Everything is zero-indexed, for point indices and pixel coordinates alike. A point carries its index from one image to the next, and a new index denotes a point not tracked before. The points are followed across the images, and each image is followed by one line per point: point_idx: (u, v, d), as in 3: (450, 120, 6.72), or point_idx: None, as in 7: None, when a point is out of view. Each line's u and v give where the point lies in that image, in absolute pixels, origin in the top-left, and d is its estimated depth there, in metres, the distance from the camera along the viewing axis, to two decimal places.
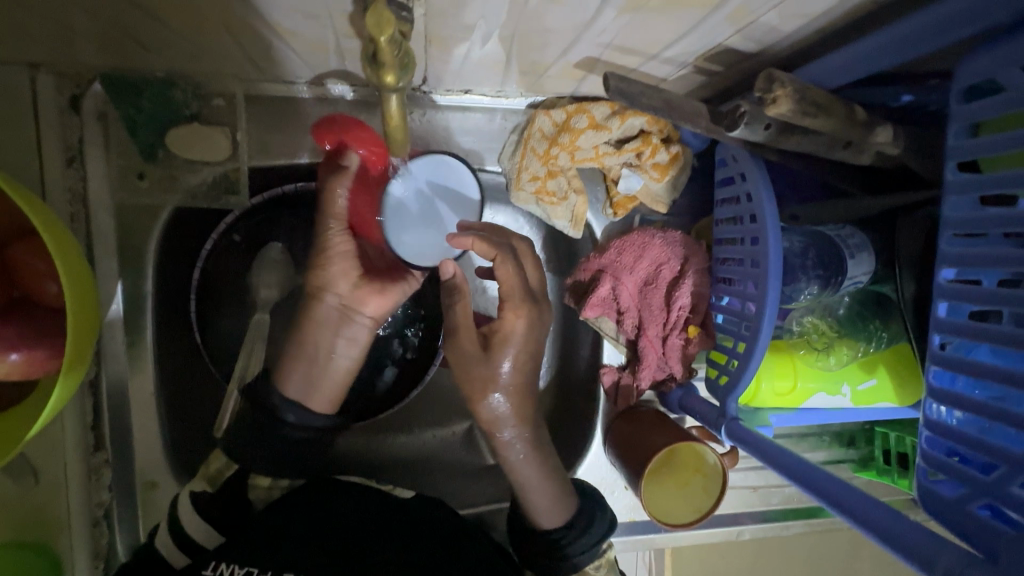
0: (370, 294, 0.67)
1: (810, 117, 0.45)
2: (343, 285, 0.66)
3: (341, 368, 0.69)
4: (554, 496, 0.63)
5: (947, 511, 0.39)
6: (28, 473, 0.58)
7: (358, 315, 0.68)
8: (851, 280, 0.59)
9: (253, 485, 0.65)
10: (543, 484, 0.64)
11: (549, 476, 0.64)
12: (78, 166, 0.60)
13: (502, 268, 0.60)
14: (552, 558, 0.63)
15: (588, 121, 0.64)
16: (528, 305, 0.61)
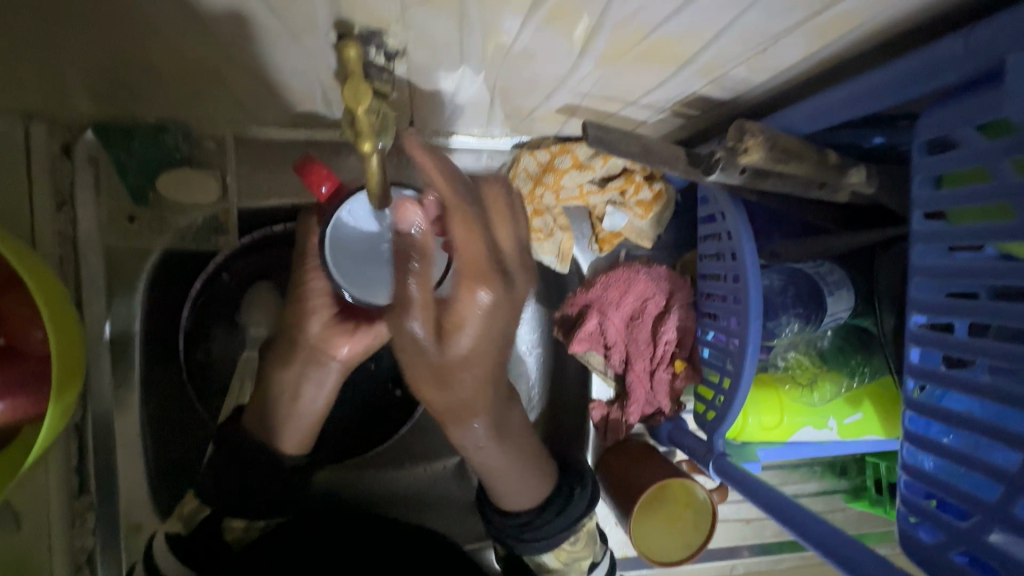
0: (340, 336, 0.60)
1: (782, 163, 0.46)
2: (313, 324, 0.59)
3: (310, 411, 0.61)
4: (525, 478, 0.62)
5: (927, 558, 0.39)
6: (8, 519, 0.57)
7: (328, 359, 0.61)
8: (831, 317, 0.61)
9: (227, 527, 0.60)
10: (516, 471, 0.61)
11: (522, 462, 0.61)
12: (68, 211, 0.60)
13: (459, 222, 0.44)
14: (517, 537, 0.62)
15: (572, 161, 0.66)
16: (496, 278, 0.43)
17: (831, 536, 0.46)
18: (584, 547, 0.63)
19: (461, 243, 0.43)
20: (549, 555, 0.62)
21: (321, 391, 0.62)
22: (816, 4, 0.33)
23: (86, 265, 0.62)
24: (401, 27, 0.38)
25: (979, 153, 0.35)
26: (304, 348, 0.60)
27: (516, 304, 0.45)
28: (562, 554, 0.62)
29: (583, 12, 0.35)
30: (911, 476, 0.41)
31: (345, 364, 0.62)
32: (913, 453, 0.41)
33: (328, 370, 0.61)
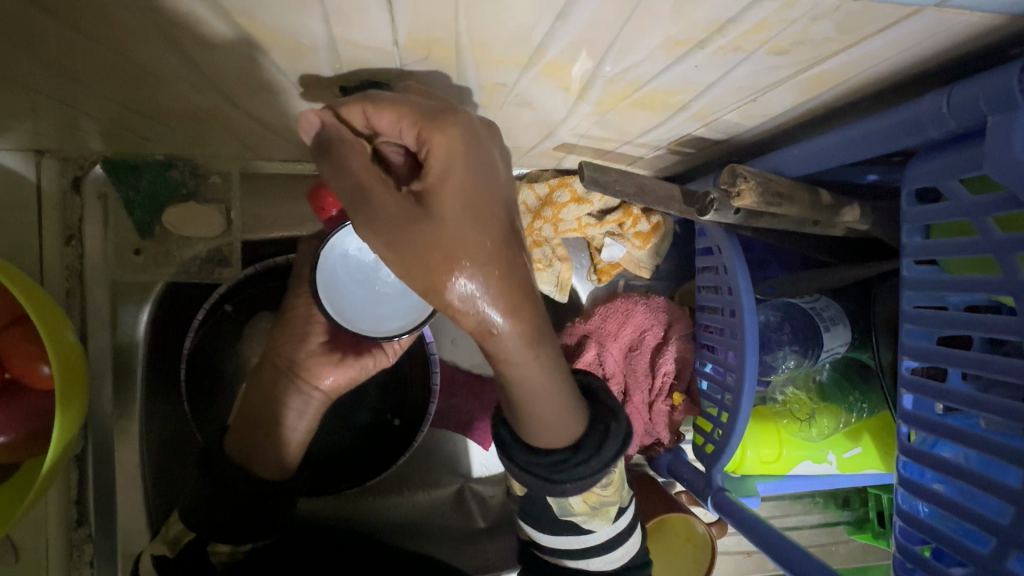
0: (326, 367, 0.61)
1: (776, 205, 0.47)
2: (297, 351, 0.61)
3: (296, 440, 0.61)
4: (564, 408, 0.48)
5: None
6: (8, 552, 0.59)
7: (311, 386, 0.61)
8: (828, 352, 0.60)
9: (212, 552, 0.55)
10: (551, 387, 0.46)
11: (558, 386, 0.47)
12: (76, 244, 0.61)
13: (382, 116, 0.37)
14: (547, 478, 0.50)
15: (570, 195, 0.67)
16: (436, 116, 0.37)
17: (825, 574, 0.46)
18: (613, 491, 0.54)
19: (378, 117, 0.37)
20: (578, 496, 0.52)
21: (303, 419, 0.61)
22: (804, 62, 0.34)
23: (92, 300, 0.62)
24: (400, 76, 0.39)
25: (963, 208, 0.36)
26: (297, 377, 0.60)
27: (477, 129, 0.38)
28: (590, 496, 0.52)
29: (576, 65, 0.36)
30: (906, 523, 0.41)
31: (328, 394, 0.62)
32: (909, 498, 0.41)
33: (307, 398, 0.61)
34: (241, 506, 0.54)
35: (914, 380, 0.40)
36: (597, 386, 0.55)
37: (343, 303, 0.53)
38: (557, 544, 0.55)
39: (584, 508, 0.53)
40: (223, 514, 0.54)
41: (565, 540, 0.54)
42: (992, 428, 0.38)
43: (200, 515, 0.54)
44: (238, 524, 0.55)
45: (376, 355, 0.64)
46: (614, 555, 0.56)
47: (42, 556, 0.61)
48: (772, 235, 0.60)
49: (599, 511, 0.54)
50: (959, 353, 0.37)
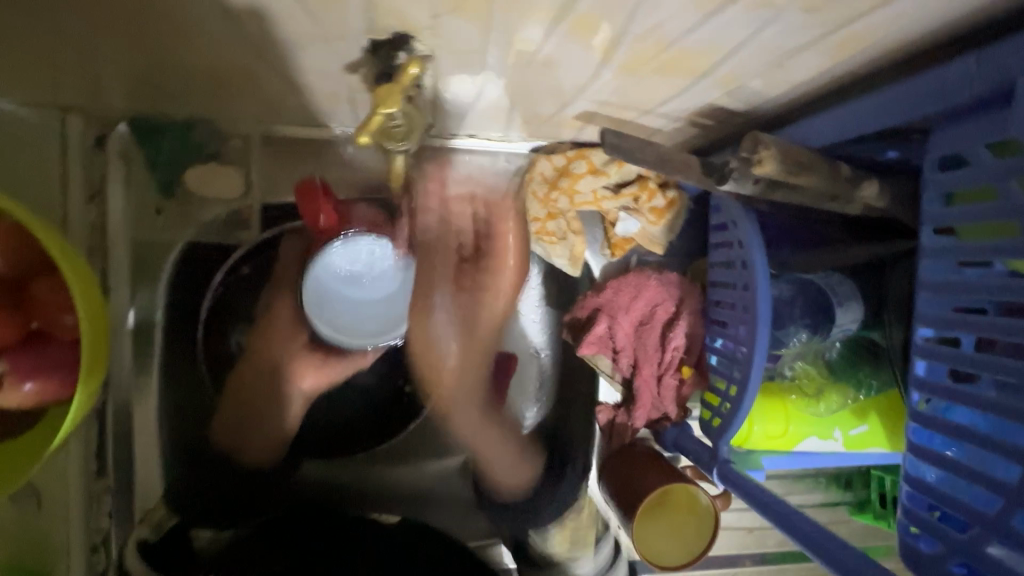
0: (308, 369, 0.69)
1: (794, 175, 0.48)
2: (292, 343, 0.69)
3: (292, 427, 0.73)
4: (514, 458, 0.78)
5: (926, 568, 0.40)
6: (31, 498, 0.60)
7: (296, 380, 0.70)
8: (840, 327, 0.61)
9: (192, 537, 0.70)
10: (496, 440, 0.78)
11: (503, 439, 0.78)
12: (98, 204, 0.62)
13: None
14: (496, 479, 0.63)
15: (587, 166, 0.67)
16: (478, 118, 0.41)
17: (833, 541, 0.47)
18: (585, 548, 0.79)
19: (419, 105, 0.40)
20: (556, 534, 0.79)
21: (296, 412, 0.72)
22: (834, 21, 0.34)
23: (114, 258, 0.64)
24: (429, 32, 0.40)
25: (987, 173, 0.36)
26: (285, 373, 0.70)
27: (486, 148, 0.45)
28: (565, 533, 0.79)
29: (604, 24, 0.37)
30: (914, 487, 0.42)
31: (311, 392, 0.72)
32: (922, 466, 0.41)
33: (294, 396, 0.71)
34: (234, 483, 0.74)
35: (929, 350, 0.41)
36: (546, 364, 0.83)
37: (340, 300, 0.66)
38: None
39: (565, 546, 0.79)
40: (210, 491, 0.73)
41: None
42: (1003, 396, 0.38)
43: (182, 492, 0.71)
44: (205, 502, 0.72)
45: (357, 357, 0.70)
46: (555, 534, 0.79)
47: (64, 506, 0.62)
48: (791, 209, 0.60)
49: (577, 547, 0.79)
50: (984, 317, 0.37)
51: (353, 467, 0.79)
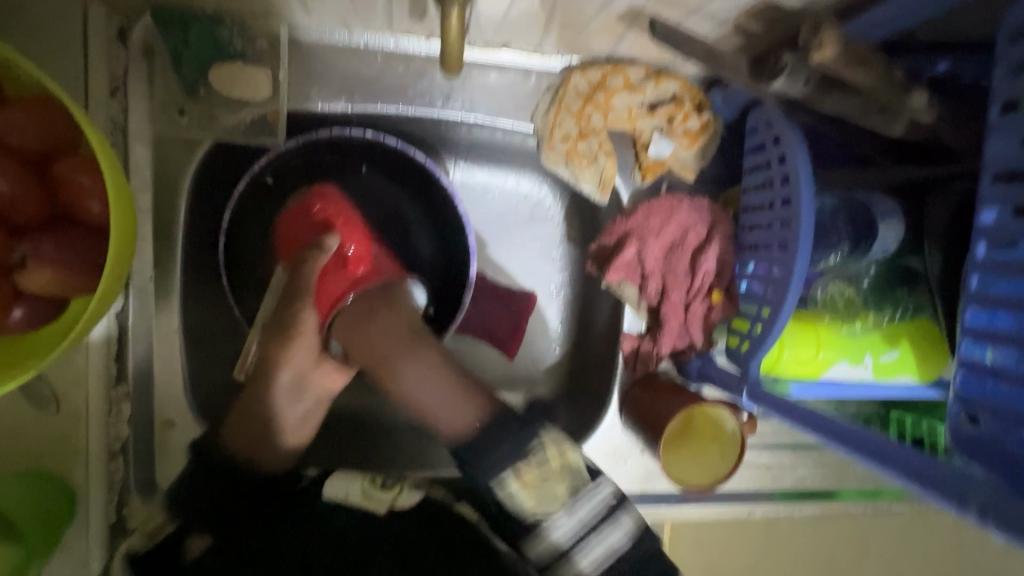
0: (330, 369, 0.64)
1: (853, 67, 0.46)
2: (303, 359, 0.62)
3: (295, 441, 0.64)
4: (450, 392, 0.59)
5: (987, 452, 0.42)
6: (49, 399, 0.59)
7: (310, 387, 0.63)
8: (880, 244, 0.59)
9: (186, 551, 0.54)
10: (434, 381, 0.60)
11: (443, 382, 0.60)
12: (121, 98, 0.60)
13: None
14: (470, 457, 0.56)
15: (623, 81, 0.67)
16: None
17: (884, 442, 0.46)
18: (560, 477, 0.55)
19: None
20: (517, 485, 0.54)
21: (307, 418, 0.64)
22: None
23: (135, 157, 0.62)
24: None
25: None
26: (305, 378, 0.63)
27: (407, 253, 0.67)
28: (531, 481, 0.54)
29: None
30: (993, 376, 0.41)
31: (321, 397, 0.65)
32: (983, 348, 0.42)
33: (306, 401, 0.64)
34: (226, 499, 0.58)
35: (995, 230, 0.41)
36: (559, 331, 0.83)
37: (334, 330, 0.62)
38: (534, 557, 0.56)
39: (533, 502, 0.55)
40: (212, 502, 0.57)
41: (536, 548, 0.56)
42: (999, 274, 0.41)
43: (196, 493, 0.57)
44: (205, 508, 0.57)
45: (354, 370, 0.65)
46: (508, 477, 0.54)
47: (82, 410, 0.60)
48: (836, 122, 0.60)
49: (551, 498, 0.55)
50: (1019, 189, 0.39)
51: (364, 398, 0.77)
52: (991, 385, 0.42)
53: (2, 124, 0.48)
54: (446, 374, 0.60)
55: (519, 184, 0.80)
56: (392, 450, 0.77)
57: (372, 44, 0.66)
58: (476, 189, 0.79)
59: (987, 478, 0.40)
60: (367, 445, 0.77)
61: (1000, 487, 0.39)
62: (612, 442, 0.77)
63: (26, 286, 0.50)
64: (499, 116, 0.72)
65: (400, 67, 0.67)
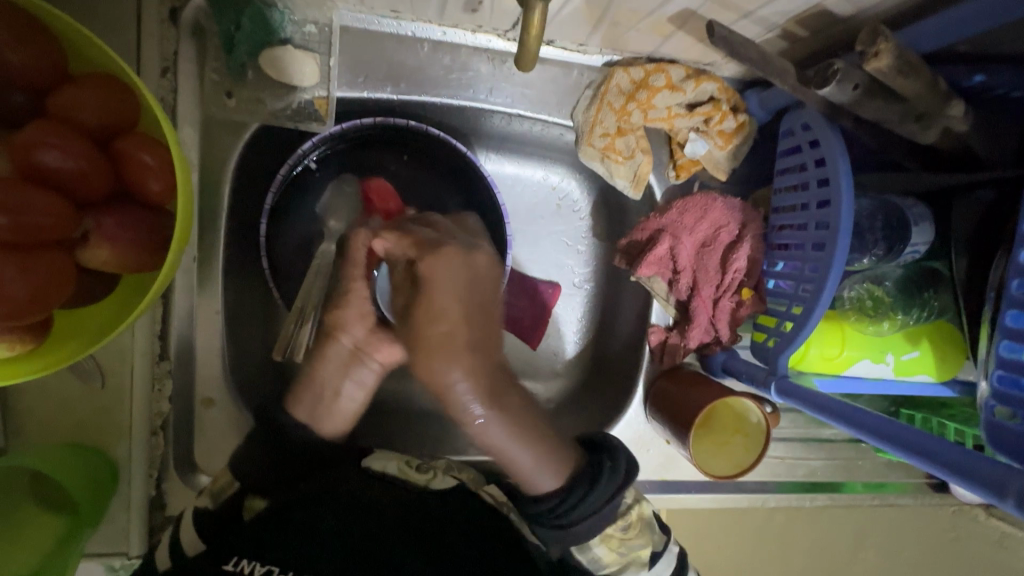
0: (381, 343, 0.62)
1: (902, 76, 0.48)
2: (359, 329, 0.62)
3: (346, 410, 0.64)
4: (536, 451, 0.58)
5: (1015, 444, 0.45)
6: (96, 374, 0.60)
7: (368, 359, 0.63)
8: (912, 248, 0.62)
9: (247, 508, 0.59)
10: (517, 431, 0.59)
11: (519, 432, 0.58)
12: (171, 79, 0.61)
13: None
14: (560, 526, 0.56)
15: (665, 80, 0.68)
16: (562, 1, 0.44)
17: (919, 434, 0.48)
18: (641, 536, 0.59)
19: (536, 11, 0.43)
20: (602, 547, 0.58)
21: (361, 389, 0.64)
22: None
23: (183, 137, 0.62)
24: None
25: None
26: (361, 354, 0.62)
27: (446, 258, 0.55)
28: (614, 544, 0.58)
29: None
30: None
31: (384, 365, 0.64)
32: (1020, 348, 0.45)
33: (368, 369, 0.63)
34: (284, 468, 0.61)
35: None
36: (585, 322, 0.85)
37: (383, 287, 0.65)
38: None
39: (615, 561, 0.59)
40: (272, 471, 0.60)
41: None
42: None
43: (256, 461, 0.59)
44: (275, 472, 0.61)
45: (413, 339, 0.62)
46: (596, 545, 0.58)
47: (127, 384, 0.62)
48: (876, 130, 0.61)
49: (632, 559, 0.59)
50: None
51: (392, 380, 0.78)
52: None
53: (73, 100, 0.49)
54: (533, 434, 0.58)
55: (550, 178, 0.81)
56: (421, 436, 0.79)
57: (419, 34, 0.67)
58: (507, 180, 0.80)
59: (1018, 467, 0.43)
60: (396, 430, 0.79)
61: None
62: (636, 431, 0.79)
63: (89, 262, 0.52)
64: (538, 111, 0.73)
65: (445, 58, 0.68)
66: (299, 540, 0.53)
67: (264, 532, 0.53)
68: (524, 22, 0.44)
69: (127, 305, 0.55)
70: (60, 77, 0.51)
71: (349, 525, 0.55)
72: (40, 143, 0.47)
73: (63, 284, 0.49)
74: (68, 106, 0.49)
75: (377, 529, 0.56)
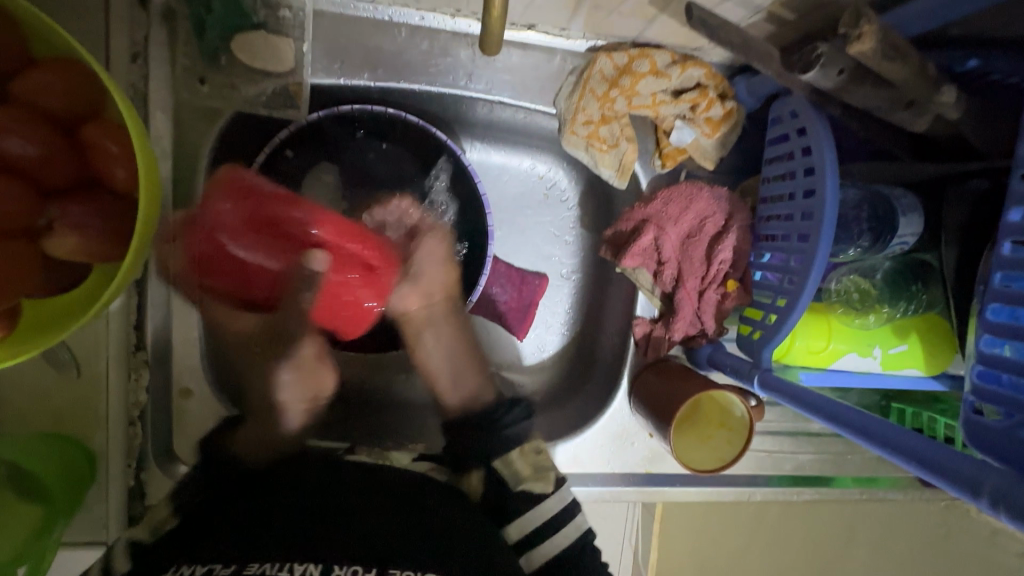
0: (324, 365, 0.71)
1: (888, 61, 0.46)
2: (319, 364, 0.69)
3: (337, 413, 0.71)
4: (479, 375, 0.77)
5: (996, 441, 0.43)
6: (72, 362, 0.60)
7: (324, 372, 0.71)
8: (900, 238, 0.61)
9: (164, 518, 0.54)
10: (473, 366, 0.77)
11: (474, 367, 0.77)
12: (142, 65, 0.60)
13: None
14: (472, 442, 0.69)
15: (649, 66, 0.66)
16: None
17: (899, 432, 0.47)
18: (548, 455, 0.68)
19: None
20: (518, 459, 0.66)
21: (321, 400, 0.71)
22: None
23: (155, 124, 0.61)
24: None
25: None
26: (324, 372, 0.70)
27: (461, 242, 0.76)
28: (529, 458, 0.67)
29: None
30: (1011, 369, 0.43)
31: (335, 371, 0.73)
32: (1001, 342, 0.44)
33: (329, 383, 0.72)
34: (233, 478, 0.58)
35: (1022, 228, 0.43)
36: (570, 313, 0.84)
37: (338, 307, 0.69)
38: (517, 533, 0.63)
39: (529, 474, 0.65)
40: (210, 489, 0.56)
41: (524, 521, 0.63)
42: (1011, 274, 0.43)
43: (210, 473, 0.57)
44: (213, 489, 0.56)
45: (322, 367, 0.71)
46: (512, 454, 0.67)
47: (104, 374, 0.61)
48: (864, 118, 0.59)
49: (542, 476, 0.65)
50: None
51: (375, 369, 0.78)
52: (1007, 378, 0.43)
53: (35, 85, 0.48)
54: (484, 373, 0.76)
55: (534, 167, 0.80)
56: (402, 427, 0.78)
57: (396, 19, 0.65)
58: (491, 169, 0.79)
59: (997, 466, 0.42)
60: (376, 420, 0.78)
61: (1010, 475, 0.40)
62: (619, 424, 0.78)
63: (55, 252, 0.51)
64: (523, 98, 0.71)
65: (423, 43, 0.67)
66: (252, 532, 0.48)
67: (220, 526, 0.49)
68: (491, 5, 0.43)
69: (96, 296, 0.55)
70: (23, 63, 0.50)
71: (301, 510, 0.52)
72: (3, 132, 0.47)
73: (28, 274, 0.49)
74: (30, 90, 0.48)
75: (352, 503, 0.53)
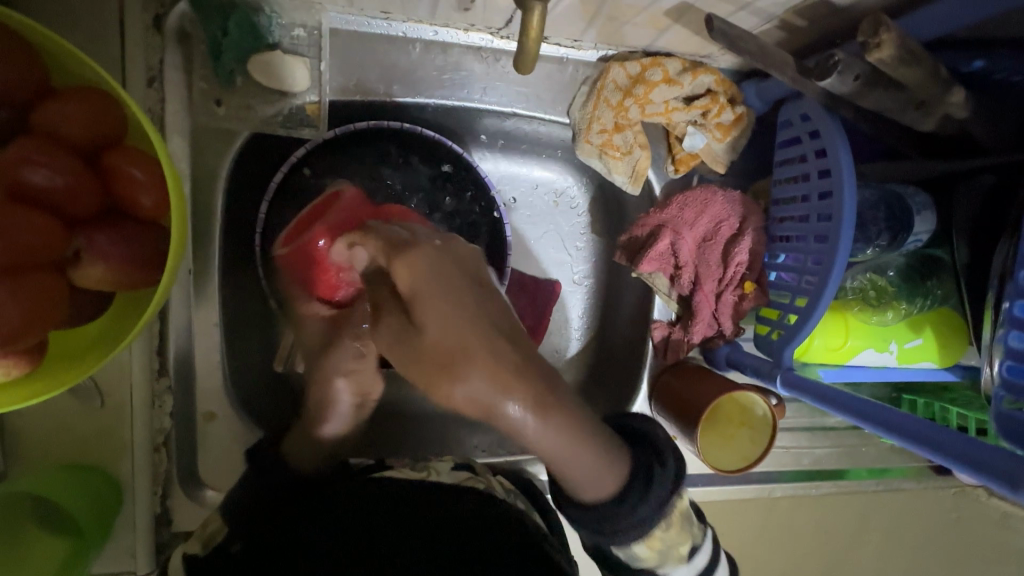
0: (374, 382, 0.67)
1: (904, 66, 0.48)
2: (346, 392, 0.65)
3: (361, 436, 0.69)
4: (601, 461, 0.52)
5: None
6: (95, 392, 0.59)
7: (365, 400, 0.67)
8: (914, 237, 0.63)
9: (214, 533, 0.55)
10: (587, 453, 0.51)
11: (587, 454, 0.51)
12: (158, 89, 0.60)
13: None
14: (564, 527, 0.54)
15: (662, 75, 0.67)
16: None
17: (931, 428, 0.48)
18: (681, 532, 0.58)
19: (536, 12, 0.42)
20: (642, 547, 0.57)
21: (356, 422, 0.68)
22: None
23: (173, 149, 0.61)
24: None
25: None
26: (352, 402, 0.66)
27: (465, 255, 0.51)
28: (654, 543, 0.57)
29: None
30: None
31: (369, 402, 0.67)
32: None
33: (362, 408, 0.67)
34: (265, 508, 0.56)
35: None
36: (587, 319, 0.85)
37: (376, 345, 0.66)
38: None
39: (656, 557, 0.58)
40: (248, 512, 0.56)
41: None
42: None
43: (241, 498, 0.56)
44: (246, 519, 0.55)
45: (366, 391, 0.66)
46: (636, 546, 0.57)
47: (128, 401, 0.61)
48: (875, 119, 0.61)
49: (674, 555, 0.59)
50: None
51: (397, 383, 0.78)
52: None
53: (56, 115, 0.48)
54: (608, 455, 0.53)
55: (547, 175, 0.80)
56: (426, 439, 0.78)
57: (410, 35, 0.66)
58: (503, 179, 0.78)
59: None
60: (399, 433, 0.78)
61: None
62: None
63: (80, 281, 0.50)
64: (535, 109, 0.73)
65: (437, 57, 0.67)
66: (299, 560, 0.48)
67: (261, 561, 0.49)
68: (523, 23, 0.43)
69: (121, 324, 0.54)
70: (42, 92, 0.49)
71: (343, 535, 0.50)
72: (25, 161, 0.46)
73: (57, 306, 0.48)
74: (52, 120, 0.48)
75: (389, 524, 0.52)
